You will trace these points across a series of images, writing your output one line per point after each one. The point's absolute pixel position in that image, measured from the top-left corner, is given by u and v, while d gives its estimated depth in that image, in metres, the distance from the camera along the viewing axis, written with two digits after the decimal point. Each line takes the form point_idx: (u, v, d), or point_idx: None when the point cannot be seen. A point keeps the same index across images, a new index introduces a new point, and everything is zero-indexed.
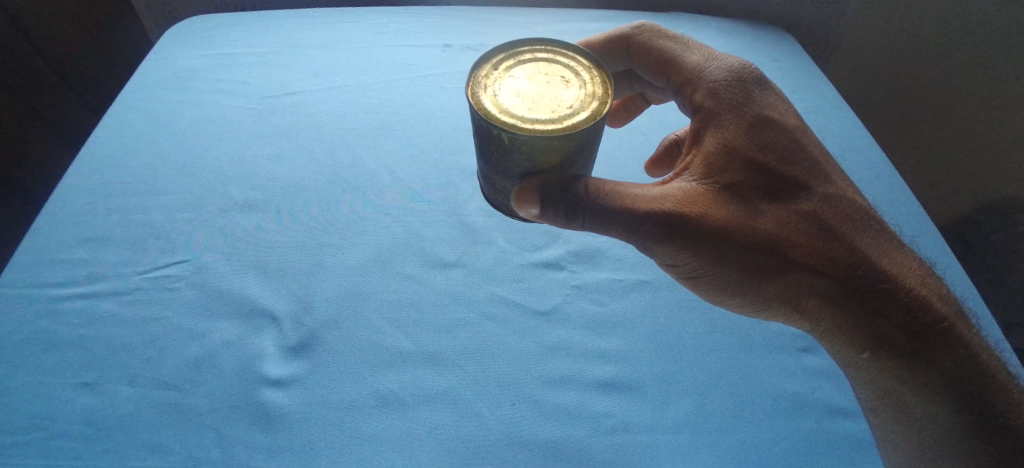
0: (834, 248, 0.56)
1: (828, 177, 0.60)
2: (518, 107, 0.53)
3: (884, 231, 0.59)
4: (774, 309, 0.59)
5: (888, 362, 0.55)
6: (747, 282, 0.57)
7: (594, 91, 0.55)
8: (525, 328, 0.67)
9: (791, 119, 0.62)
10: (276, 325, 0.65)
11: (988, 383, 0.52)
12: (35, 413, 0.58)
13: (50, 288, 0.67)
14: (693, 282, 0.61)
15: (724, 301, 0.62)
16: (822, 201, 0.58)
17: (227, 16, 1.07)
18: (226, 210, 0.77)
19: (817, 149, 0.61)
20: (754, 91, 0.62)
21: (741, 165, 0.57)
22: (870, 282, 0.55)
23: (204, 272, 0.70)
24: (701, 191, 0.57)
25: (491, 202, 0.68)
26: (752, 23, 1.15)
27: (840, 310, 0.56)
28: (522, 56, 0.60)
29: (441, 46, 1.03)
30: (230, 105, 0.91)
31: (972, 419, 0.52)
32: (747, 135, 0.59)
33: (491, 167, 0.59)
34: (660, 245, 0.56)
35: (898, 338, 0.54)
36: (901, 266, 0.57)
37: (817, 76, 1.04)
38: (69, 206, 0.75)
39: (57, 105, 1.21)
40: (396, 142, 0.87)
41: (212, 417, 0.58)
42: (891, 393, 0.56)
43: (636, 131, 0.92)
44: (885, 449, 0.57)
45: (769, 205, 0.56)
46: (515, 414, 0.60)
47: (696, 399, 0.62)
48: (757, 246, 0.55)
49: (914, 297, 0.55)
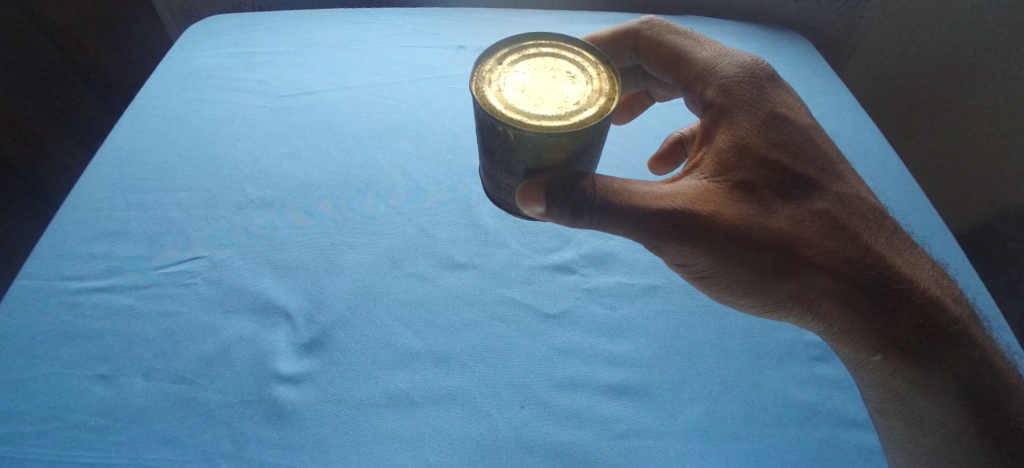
0: (848, 248, 0.55)
1: (841, 175, 0.59)
2: (523, 103, 0.53)
3: (897, 232, 0.58)
4: (784, 311, 0.59)
5: (900, 365, 0.54)
6: (758, 283, 0.56)
7: (601, 87, 0.55)
8: (536, 330, 0.67)
9: (803, 117, 0.62)
10: (289, 322, 0.66)
11: (1002, 388, 0.51)
12: (52, 403, 0.59)
13: (68, 281, 0.68)
14: (702, 281, 0.61)
15: (734, 301, 0.61)
16: (836, 200, 0.57)
17: (246, 16, 1.08)
18: (241, 207, 0.78)
19: (829, 147, 0.61)
20: (767, 87, 0.62)
21: (752, 163, 0.57)
22: (883, 283, 0.54)
23: (219, 268, 0.71)
24: (711, 189, 0.56)
25: (494, 201, 0.69)
26: (769, 27, 1.14)
27: (852, 311, 0.55)
28: (527, 51, 0.60)
29: (454, 48, 1.04)
30: (248, 104, 0.92)
31: (986, 424, 0.51)
32: (759, 132, 0.59)
33: (494, 164, 0.59)
34: (670, 244, 0.55)
35: (911, 340, 0.53)
36: (916, 267, 0.56)
37: (832, 80, 1.03)
38: (89, 201, 0.77)
39: (75, 101, 1.23)
40: (409, 142, 0.88)
41: (225, 413, 0.59)
42: (903, 397, 0.55)
43: (650, 133, 0.91)
44: (895, 456, 0.57)
45: (782, 204, 0.56)
46: (525, 417, 0.60)
47: (706, 405, 0.62)
48: (769, 245, 0.54)
49: (929, 298, 0.54)
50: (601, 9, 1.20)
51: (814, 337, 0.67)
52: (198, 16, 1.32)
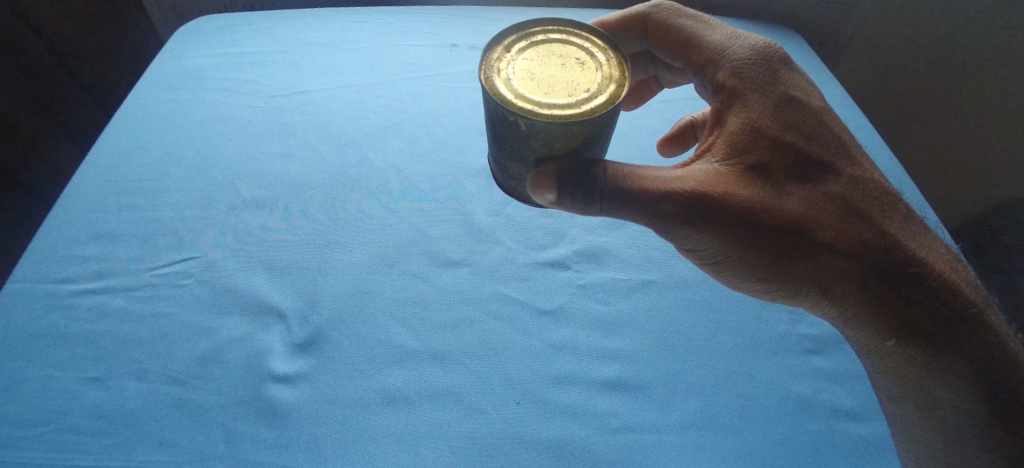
0: (861, 230, 0.56)
1: (855, 159, 0.60)
2: (535, 92, 0.53)
3: (910, 216, 0.59)
4: (797, 295, 0.59)
5: (909, 345, 0.55)
6: (772, 268, 0.57)
7: (611, 74, 0.55)
8: (530, 327, 0.67)
9: (815, 100, 0.62)
10: (283, 322, 0.66)
11: (1012, 370, 0.52)
12: (46, 407, 0.59)
13: (59, 284, 0.68)
14: (714, 267, 0.61)
15: (746, 286, 0.62)
16: (849, 183, 0.58)
17: (237, 15, 1.07)
18: (233, 207, 0.77)
19: (842, 130, 0.61)
20: (779, 70, 0.62)
21: (766, 145, 0.57)
22: (897, 265, 0.55)
23: (213, 269, 0.71)
24: (724, 172, 0.56)
25: (504, 190, 0.68)
26: (761, 23, 1.14)
27: (865, 292, 0.56)
28: (535, 37, 0.60)
29: (448, 46, 1.03)
30: (239, 104, 0.91)
31: (996, 407, 0.52)
32: (772, 114, 0.59)
33: (504, 153, 0.59)
34: (684, 229, 0.55)
35: (923, 320, 0.54)
36: (928, 250, 0.57)
37: (825, 76, 1.03)
38: (79, 204, 0.76)
39: (67, 103, 1.23)
40: (403, 141, 0.88)
41: (220, 414, 0.59)
42: (912, 378, 0.56)
43: (644, 128, 0.91)
44: (902, 440, 0.58)
45: (795, 186, 0.56)
46: (519, 413, 0.60)
47: (701, 399, 0.62)
48: (784, 227, 0.54)
49: (941, 280, 0.55)
50: (594, 6, 1.20)
51: (808, 330, 0.68)
52: (188, 16, 1.31)
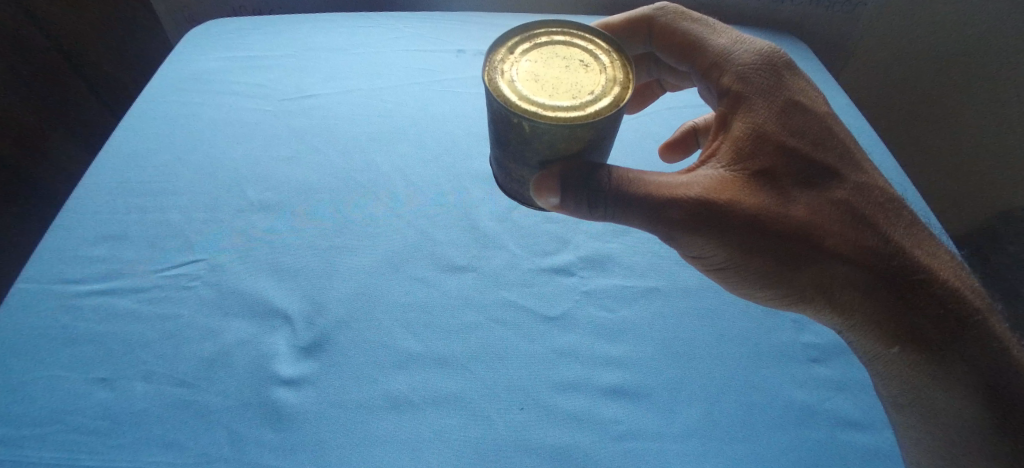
0: (867, 237, 0.55)
1: (861, 166, 0.60)
2: (540, 94, 0.53)
3: (916, 223, 0.59)
4: (803, 303, 0.59)
5: (914, 352, 0.54)
6: (776, 275, 0.56)
7: (615, 77, 0.56)
8: (534, 332, 0.67)
9: (822, 106, 0.62)
10: (289, 325, 0.66)
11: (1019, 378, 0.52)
12: (52, 407, 0.59)
13: (67, 284, 0.68)
14: (719, 273, 0.61)
15: (752, 292, 0.61)
16: (856, 190, 0.58)
17: (245, 20, 1.09)
18: (240, 210, 0.78)
19: (848, 137, 0.61)
20: (785, 76, 0.62)
21: (773, 150, 0.57)
22: (904, 272, 0.55)
23: (219, 271, 0.71)
24: (728, 177, 0.56)
25: (506, 192, 0.69)
26: (767, 32, 1.15)
27: (872, 300, 0.55)
28: (539, 38, 0.60)
29: (455, 52, 1.04)
30: (247, 108, 0.92)
31: (1002, 414, 0.52)
32: (778, 119, 0.59)
33: (507, 155, 0.59)
34: (687, 235, 0.55)
35: (930, 328, 0.54)
36: (935, 258, 0.57)
37: (831, 84, 1.03)
38: (88, 205, 0.77)
39: (76, 104, 1.25)
40: (410, 145, 0.88)
41: (225, 416, 0.59)
42: (917, 387, 0.55)
43: (648, 135, 0.91)
44: (907, 444, 0.58)
45: (801, 192, 0.56)
46: (523, 419, 0.60)
47: (706, 407, 0.61)
48: (788, 234, 0.54)
49: (947, 287, 0.55)
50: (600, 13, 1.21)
51: (813, 339, 0.67)
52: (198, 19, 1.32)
